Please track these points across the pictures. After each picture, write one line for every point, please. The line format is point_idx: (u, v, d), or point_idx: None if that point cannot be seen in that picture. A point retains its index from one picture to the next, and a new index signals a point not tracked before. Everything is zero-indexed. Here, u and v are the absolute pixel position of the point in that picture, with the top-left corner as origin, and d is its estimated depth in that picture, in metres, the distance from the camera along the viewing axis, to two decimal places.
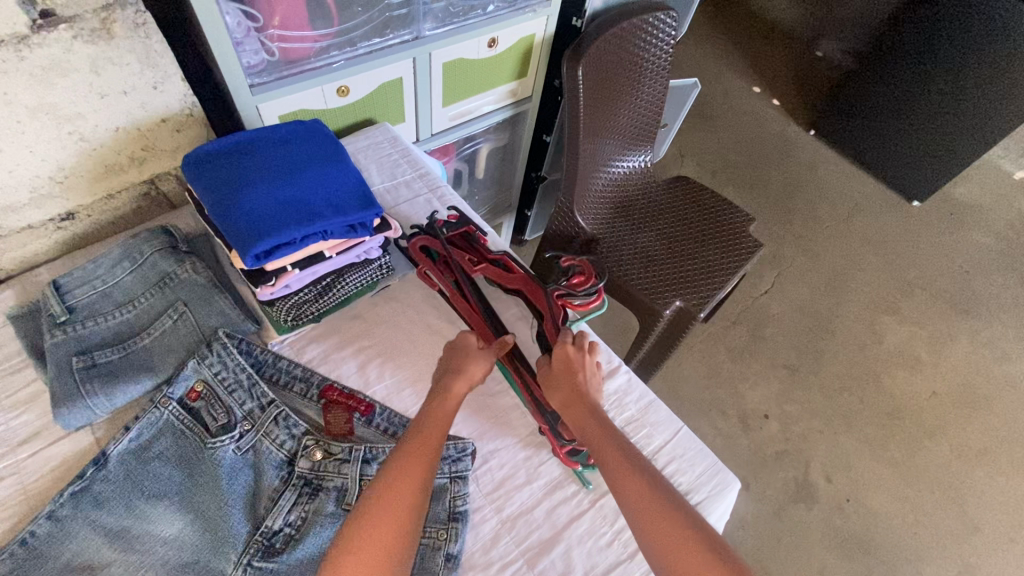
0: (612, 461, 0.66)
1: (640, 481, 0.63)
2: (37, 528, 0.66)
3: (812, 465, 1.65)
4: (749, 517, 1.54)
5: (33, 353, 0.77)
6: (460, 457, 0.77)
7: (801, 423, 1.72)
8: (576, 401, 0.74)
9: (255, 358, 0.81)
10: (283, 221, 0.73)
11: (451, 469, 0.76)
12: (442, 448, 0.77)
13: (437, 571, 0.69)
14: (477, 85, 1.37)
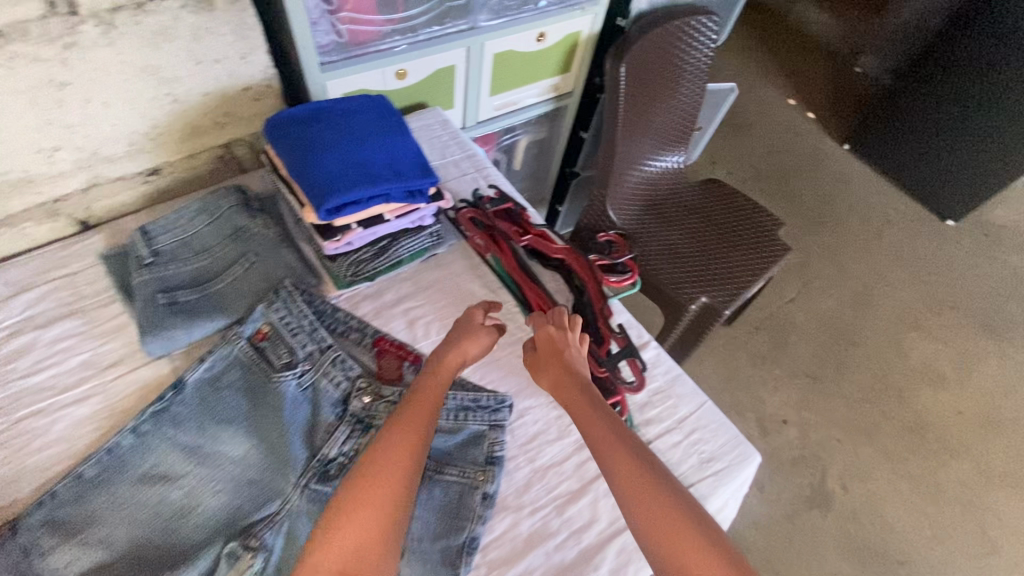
0: (608, 444, 0.66)
1: (632, 465, 0.63)
2: (122, 439, 0.74)
3: (829, 473, 1.66)
4: (762, 517, 1.57)
5: (123, 290, 0.87)
6: (499, 408, 0.83)
7: (820, 431, 1.74)
8: (566, 383, 0.73)
9: (317, 306, 0.88)
10: (352, 182, 0.81)
11: (490, 417, 0.82)
12: (483, 398, 0.83)
13: (474, 508, 0.75)
14: (523, 77, 1.44)
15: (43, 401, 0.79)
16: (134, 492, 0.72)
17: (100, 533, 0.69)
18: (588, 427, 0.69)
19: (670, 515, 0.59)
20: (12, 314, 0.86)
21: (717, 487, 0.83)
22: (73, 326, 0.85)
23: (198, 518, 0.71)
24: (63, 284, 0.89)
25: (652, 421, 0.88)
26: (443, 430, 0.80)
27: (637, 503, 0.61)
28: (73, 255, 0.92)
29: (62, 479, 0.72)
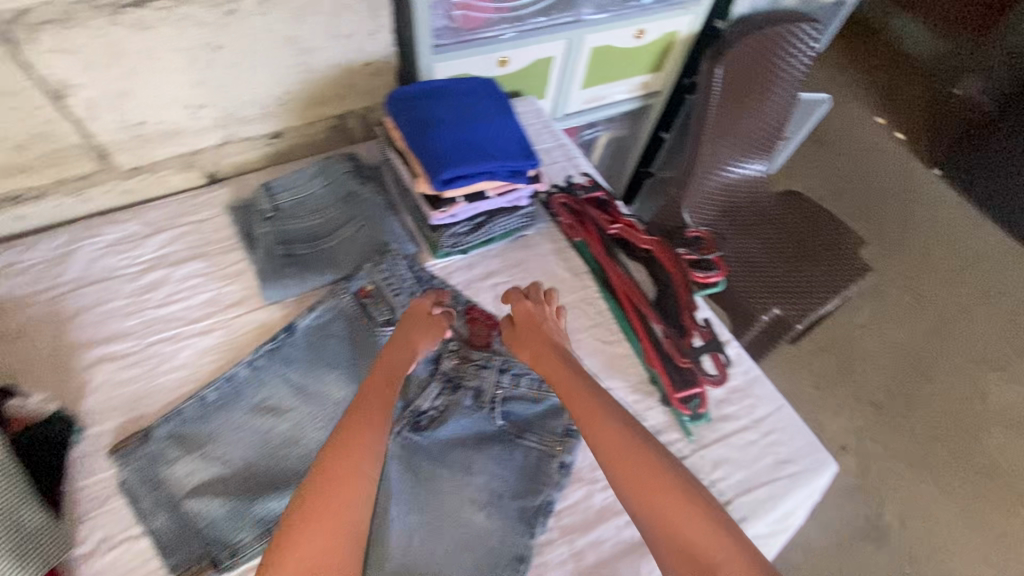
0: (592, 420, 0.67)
1: (614, 433, 0.65)
2: (240, 371, 0.83)
3: (887, 506, 1.60)
4: (812, 541, 1.53)
5: (247, 240, 0.96)
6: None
7: (881, 462, 1.68)
8: (546, 354, 0.77)
9: (416, 272, 0.94)
10: (465, 157, 0.86)
11: None
12: None
13: (551, 474, 0.80)
14: (616, 73, 1.46)
15: (172, 330, 0.88)
16: (247, 419, 0.80)
17: (218, 450, 0.77)
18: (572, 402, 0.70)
19: (658, 476, 0.61)
20: (148, 251, 0.95)
21: (790, 489, 0.83)
22: (200, 268, 0.94)
23: (303, 449, 0.78)
24: (191, 229, 0.98)
25: (727, 417, 0.89)
26: (527, 398, 0.84)
27: (623, 468, 0.62)
28: (201, 204, 1.01)
29: (188, 400, 0.80)
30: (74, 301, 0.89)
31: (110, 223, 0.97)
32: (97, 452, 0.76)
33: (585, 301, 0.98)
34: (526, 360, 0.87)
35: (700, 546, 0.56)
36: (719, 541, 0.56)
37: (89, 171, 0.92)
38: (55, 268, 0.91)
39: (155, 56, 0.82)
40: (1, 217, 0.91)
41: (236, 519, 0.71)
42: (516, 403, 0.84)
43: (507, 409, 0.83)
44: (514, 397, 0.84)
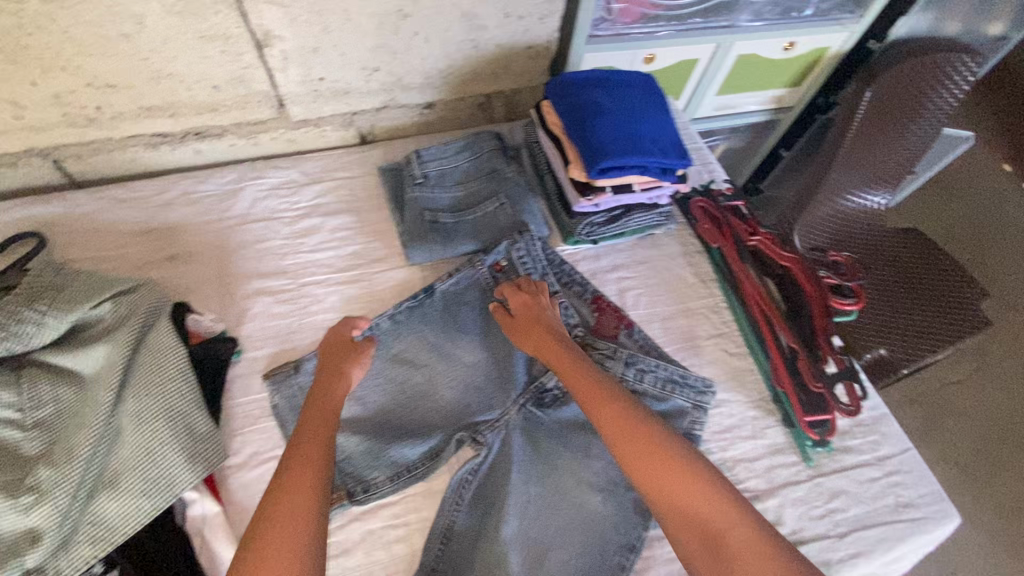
0: (595, 402, 0.69)
1: (617, 412, 0.67)
2: (382, 322, 0.87)
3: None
4: None
5: (396, 202, 1.01)
6: (705, 391, 0.85)
7: (964, 530, 1.56)
8: (551, 341, 0.78)
9: (549, 253, 0.97)
10: (624, 148, 0.86)
11: (696, 397, 0.85)
12: (691, 376, 0.86)
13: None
14: (754, 83, 1.43)
15: (322, 276, 0.94)
16: (384, 368, 0.85)
17: (359, 393, 0.83)
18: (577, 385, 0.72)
19: (659, 456, 0.63)
20: (304, 199, 1.02)
21: (911, 533, 0.80)
22: (348, 221, 1.00)
23: (435, 404, 0.83)
24: (343, 184, 1.04)
25: (850, 449, 0.86)
26: (649, 394, 0.85)
27: (626, 448, 0.64)
28: (352, 162, 1.07)
29: (333, 341, 0.85)
30: (238, 235, 0.96)
31: (272, 167, 1.04)
32: (252, 375, 0.83)
33: (710, 309, 0.98)
34: (652, 358, 0.87)
35: (709, 520, 0.58)
36: (727, 512, 0.59)
37: (264, 118, 1.00)
38: (224, 202, 0.99)
39: (348, 17, 0.86)
40: (184, 150, 1.00)
41: (371, 458, 0.78)
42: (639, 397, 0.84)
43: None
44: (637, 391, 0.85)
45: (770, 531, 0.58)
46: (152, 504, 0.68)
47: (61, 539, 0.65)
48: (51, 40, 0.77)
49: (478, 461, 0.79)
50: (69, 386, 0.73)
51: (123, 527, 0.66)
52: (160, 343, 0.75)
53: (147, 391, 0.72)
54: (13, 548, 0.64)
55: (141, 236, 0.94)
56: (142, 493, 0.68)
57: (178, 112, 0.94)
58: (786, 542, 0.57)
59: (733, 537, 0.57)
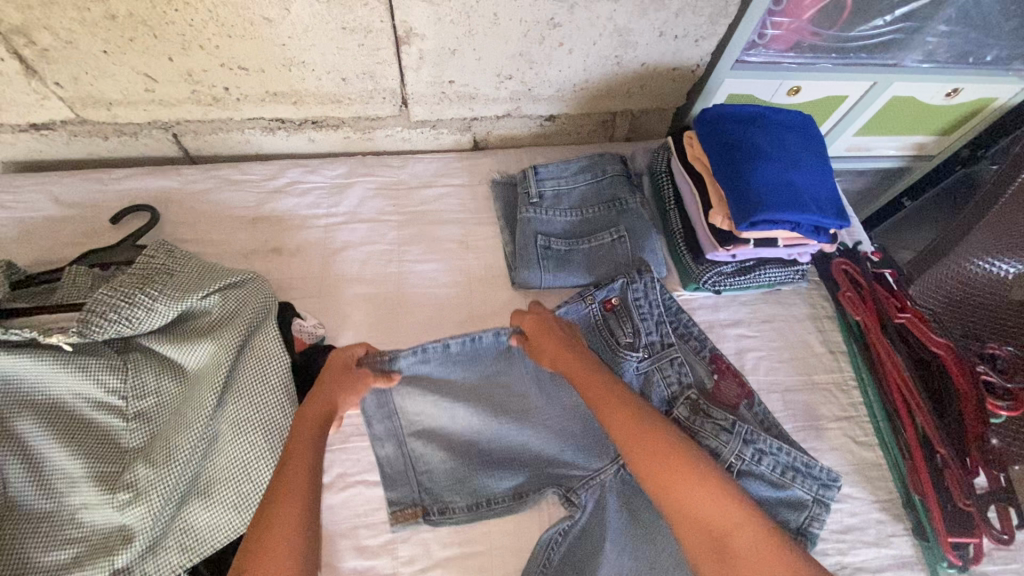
0: (606, 403, 0.68)
1: (627, 413, 0.67)
2: (484, 337, 0.77)
3: None
4: None
5: (508, 219, 0.95)
6: (830, 486, 0.75)
7: None
8: (563, 348, 0.74)
9: (667, 298, 0.88)
10: (780, 202, 0.77)
11: (820, 491, 0.75)
12: (816, 467, 0.76)
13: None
14: (900, 128, 1.28)
15: (425, 290, 0.90)
16: (478, 386, 0.78)
17: (449, 413, 0.76)
18: (587, 385, 0.70)
19: (669, 459, 0.62)
20: (412, 203, 0.97)
21: None
22: (456, 233, 0.95)
23: (528, 448, 0.77)
24: (453, 192, 0.99)
25: None
26: (766, 480, 0.75)
27: (637, 449, 0.64)
28: (464, 169, 1.01)
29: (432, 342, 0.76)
30: (344, 235, 0.93)
31: (383, 165, 0.99)
32: None
33: (837, 386, 0.88)
34: (774, 440, 0.76)
35: (718, 525, 0.58)
36: (738, 516, 0.58)
37: (384, 115, 0.94)
38: (332, 196, 0.96)
39: (496, 21, 0.80)
40: (300, 137, 0.97)
41: (457, 486, 0.76)
42: (752, 480, 0.75)
43: (742, 484, 0.74)
44: (752, 472, 0.75)
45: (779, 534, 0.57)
46: (242, 520, 0.66)
47: (151, 541, 0.64)
48: (195, 17, 0.74)
49: (569, 523, 0.73)
50: (173, 380, 0.72)
51: (211, 539, 0.65)
52: (266, 349, 0.72)
53: (248, 400, 0.69)
54: (108, 543, 0.63)
55: (249, 223, 0.92)
56: (234, 507, 0.66)
57: (301, 100, 0.90)
58: (797, 549, 0.57)
59: (742, 541, 0.56)
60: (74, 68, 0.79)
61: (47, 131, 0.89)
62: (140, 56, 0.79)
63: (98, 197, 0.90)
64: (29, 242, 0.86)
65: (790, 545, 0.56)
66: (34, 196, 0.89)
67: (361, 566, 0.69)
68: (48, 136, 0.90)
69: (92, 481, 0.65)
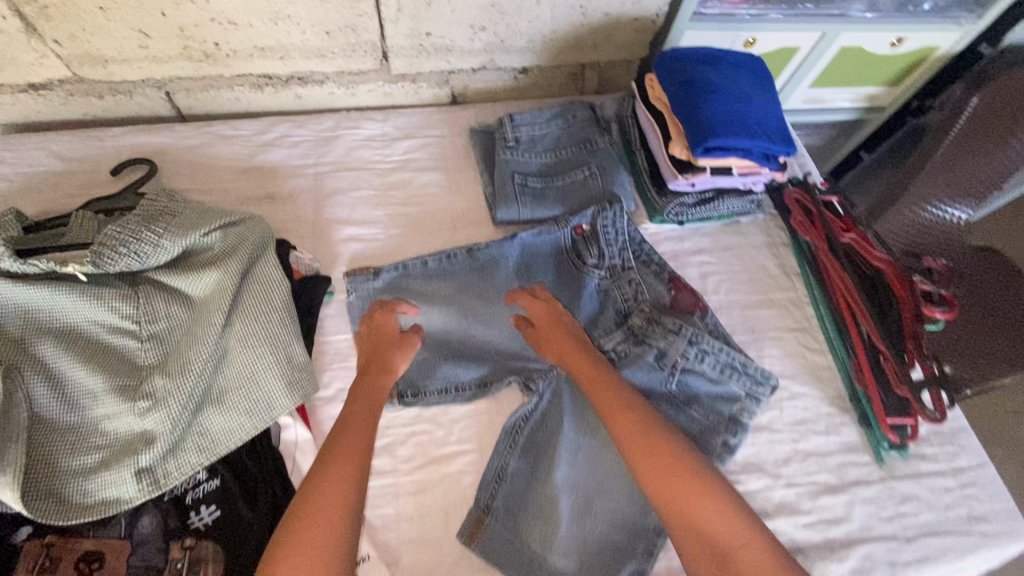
0: (614, 405, 0.70)
1: (634, 417, 0.68)
2: (459, 253, 0.90)
3: None
4: None
5: (487, 163, 1.02)
6: (763, 383, 0.84)
7: None
8: (572, 348, 0.76)
9: (633, 231, 0.95)
10: (731, 130, 0.85)
11: (752, 387, 0.84)
12: (751, 366, 0.84)
13: (714, 446, 0.81)
14: (852, 78, 1.37)
15: (410, 229, 0.96)
16: (452, 293, 0.88)
17: (427, 315, 0.86)
18: (595, 386, 0.72)
19: (674, 465, 0.64)
20: (396, 152, 1.03)
21: (981, 547, 0.80)
22: (438, 178, 1.02)
23: (505, 355, 0.85)
24: (434, 142, 1.05)
25: (925, 457, 0.85)
26: (707, 376, 0.84)
27: (642, 453, 0.65)
28: (445, 121, 1.08)
29: (414, 259, 0.89)
30: (333, 181, 0.99)
31: (368, 119, 1.06)
32: (343, 316, 0.86)
33: (791, 303, 0.97)
34: (717, 341, 0.85)
35: (716, 531, 0.60)
36: (739, 527, 0.61)
37: (367, 69, 1.01)
38: (320, 148, 1.02)
39: None
40: (288, 94, 1.03)
41: (425, 369, 0.83)
42: (694, 377, 0.84)
43: (683, 379, 0.84)
44: (694, 370, 0.85)
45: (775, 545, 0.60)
46: (253, 424, 0.72)
47: (170, 444, 0.70)
48: None
49: (529, 409, 0.80)
50: (181, 306, 0.78)
51: (225, 441, 0.71)
52: (267, 275, 0.79)
53: (254, 318, 0.76)
54: (131, 447, 0.70)
55: (243, 173, 0.98)
56: (245, 412, 0.72)
57: (288, 55, 0.96)
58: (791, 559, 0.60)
59: (738, 550, 0.59)
60: (72, 25, 0.85)
61: (46, 91, 0.94)
62: (135, 11, 0.85)
63: (97, 154, 0.96)
64: (34, 194, 0.91)
65: (783, 554, 0.60)
66: (36, 152, 0.94)
67: None
68: (47, 96, 0.95)
69: (112, 394, 0.71)
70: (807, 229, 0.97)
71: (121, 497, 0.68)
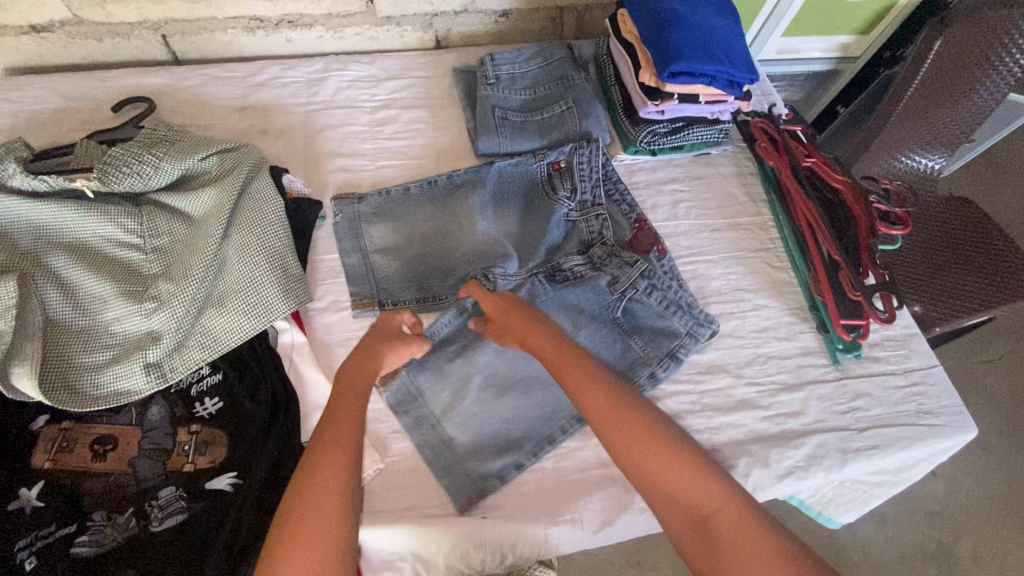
0: (581, 386, 0.67)
1: (602, 397, 0.66)
2: (440, 180, 0.96)
3: (1008, 539, 1.41)
4: (913, 536, 1.40)
5: (469, 99, 1.07)
6: (705, 325, 0.88)
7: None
8: (530, 332, 0.73)
9: (607, 167, 1.01)
10: (695, 54, 0.90)
11: (693, 326, 0.88)
12: (696, 308, 0.89)
13: (639, 377, 0.85)
14: (821, 25, 1.43)
15: (396, 161, 1.02)
16: (433, 216, 0.94)
17: (409, 233, 0.92)
18: (558, 366, 0.69)
19: (648, 442, 0.64)
20: (383, 92, 1.09)
21: (929, 437, 0.85)
22: (423, 115, 1.07)
23: (475, 266, 0.90)
24: (419, 83, 1.11)
25: (878, 359, 0.92)
26: (652, 309, 0.89)
27: (614, 434, 0.65)
28: (430, 63, 1.13)
29: (396, 186, 0.96)
30: (323, 118, 1.04)
31: (355, 62, 1.11)
32: (333, 237, 0.92)
33: (758, 227, 1.03)
34: (668, 279, 0.90)
35: (695, 502, 0.61)
36: (716, 494, 0.61)
37: (353, 11, 1.07)
38: (310, 88, 1.07)
39: None
40: (279, 37, 1.09)
41: (404, 280, 0.89)
42: (638, 311, 0.89)
43: (627, 307, 0.89)
44: (637, 303, 0.89)
45: (761, 514, 0.60)
46: (250, 324, 0.78)
47: (176, 342, 0.76)
48: None
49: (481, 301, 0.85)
50: (182, 223, 0.83)
51: (226, 340, 0.77)
52: (262, 193, 0.85)
53: (250, 230, 0.81)
54: (139, 344, 0.75)
55: (237, 110, 1.03)
56: (244, 313, 0.78)
57: None
58: (777, 523, 0.60)
59: (721, 519, 0.59)
60: None
61: (48, 34, 0.99)
62: None
63: (98, 93, 1.01)
64: (39, 129, 0.96)
65: (767, 516, 0.60)
66: (40, 92, 0.99)
67: None
68: (49, 39, 1.00)
69: (120, 297, 0.77)
70: (770, 154, 1.03)
71: (132, 389, 0.73)
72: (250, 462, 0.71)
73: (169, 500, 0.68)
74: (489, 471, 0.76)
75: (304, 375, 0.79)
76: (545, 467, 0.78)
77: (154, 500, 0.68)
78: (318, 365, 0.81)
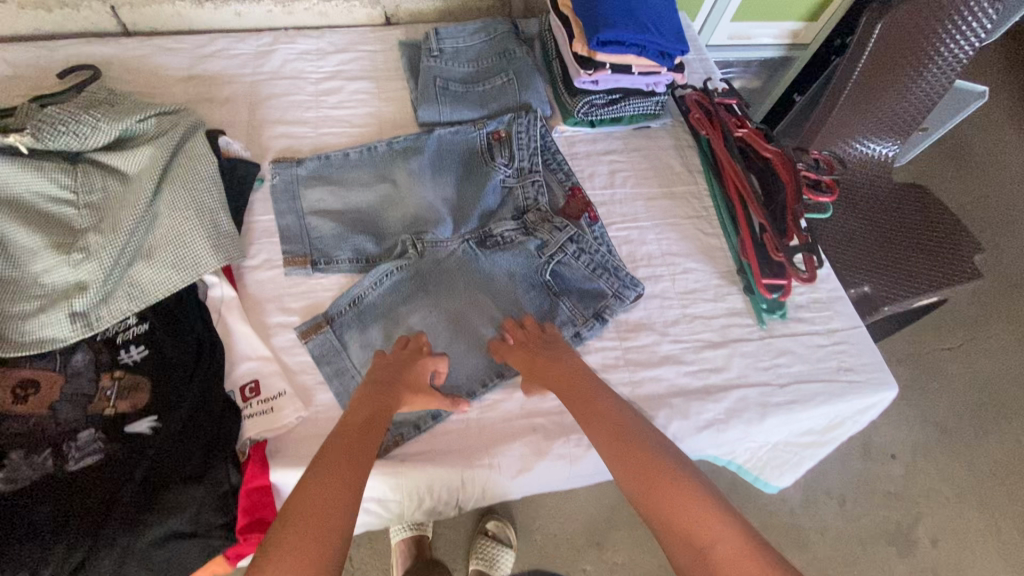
0: (593, 415, 0.72)
1: (612, 427, 0.70)
2: (379, 146, 0.98)
3: (964, 514, 1.42)
4: (870, 511, 1.40)
5: (413, 70, 1.09)
6: (631, 287, 0.90)
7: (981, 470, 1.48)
8: (555, 368, 0.78)
9: (545, 136, 1.03)
10: (623, 23, 0.93)
11: (619, 289, 0.90)
12: (623, 271, 0.92)
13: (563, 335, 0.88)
14: (769, 12, 1.49)
15: (339, 129, 1.04)
16: (370, 179, 0.96)
17: (345, 196, 0.94)
18: (576, 400, 0.74)
19: (651, 471, 0.66)
20: (329, 64, 1.11)
21: (848, 392, 0.88)
22: (369, 86, 1.10)
23: (408, 228, 0.92)
24: (367, 57, 1.13)
25: (803, 320, 0.94)
26: (580, 273, 0.92)
27: (623, 462, 0.67)
28: (377, 38, 1.16)
29: (335, 152, 0.97)
30: (268, 87, 1.06)
31: (303, 35, 1.13)
32: (270, 200, 0.94)
33: (692, 196, 1.06)
34: (596, 245, 0.93)
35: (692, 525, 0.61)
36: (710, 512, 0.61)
37: None
38: (257, 59, 1.09)
39: None
40: (227, 11, 1.11)
41: (338, 240, 0.91)
42: (569, 274, 0.92)
43: (557, 272, 0.92)
44: (568, 265, 0.92)
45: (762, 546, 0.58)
46: (180, 277, 0.80)
47: (103, 293, 0.77)
48: None
49: (406, 261, 0.88)
50: (117, 181, 0.85)
51: (155, 291, 0.79)
52: (197, 153, 0.87)
53: (183, 188, 0.83)
54: (66, 294, 0.77)
55: (184, 80, 1.05)
56: (173, 266, 0.80)
57: None
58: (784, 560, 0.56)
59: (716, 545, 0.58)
60: None
61: None
62: None
63: (44, 61, 1.02)
64: None
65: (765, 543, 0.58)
66: None
67: (285, 320, 0.84)
68: None
69: (49, 248, 0.78)
70: (705, 125, 1.06)
71: (57, 336, 0.75)
72: (172, 404, 0.73)
73: (86, 442, 0.69)
74: (412, 421, 0.78)
75: (230, 326, 0.81)
76: (469, 417, 0.79)
77: (73, 441, 0.69)
78: (248, 319, 0.83)
